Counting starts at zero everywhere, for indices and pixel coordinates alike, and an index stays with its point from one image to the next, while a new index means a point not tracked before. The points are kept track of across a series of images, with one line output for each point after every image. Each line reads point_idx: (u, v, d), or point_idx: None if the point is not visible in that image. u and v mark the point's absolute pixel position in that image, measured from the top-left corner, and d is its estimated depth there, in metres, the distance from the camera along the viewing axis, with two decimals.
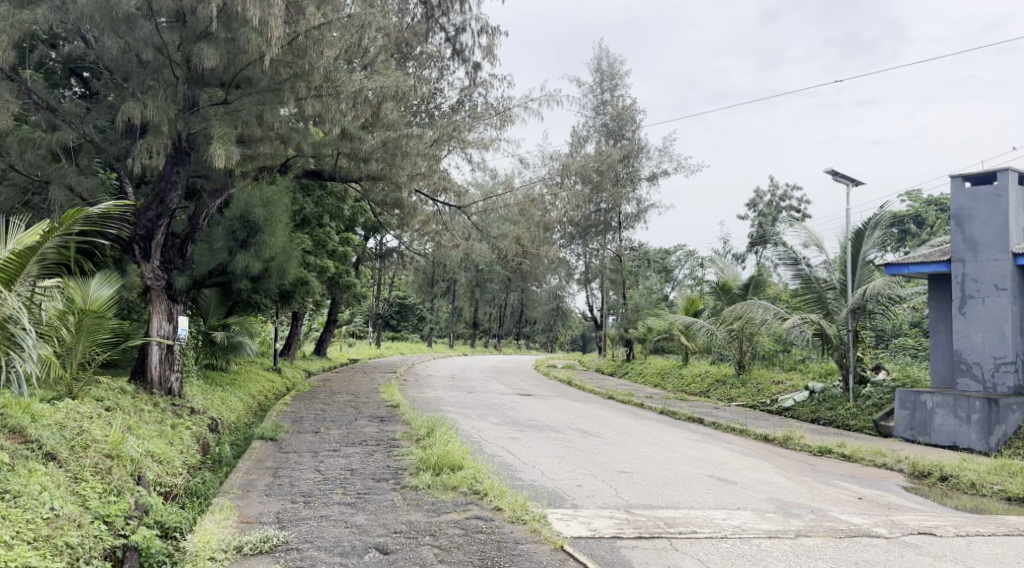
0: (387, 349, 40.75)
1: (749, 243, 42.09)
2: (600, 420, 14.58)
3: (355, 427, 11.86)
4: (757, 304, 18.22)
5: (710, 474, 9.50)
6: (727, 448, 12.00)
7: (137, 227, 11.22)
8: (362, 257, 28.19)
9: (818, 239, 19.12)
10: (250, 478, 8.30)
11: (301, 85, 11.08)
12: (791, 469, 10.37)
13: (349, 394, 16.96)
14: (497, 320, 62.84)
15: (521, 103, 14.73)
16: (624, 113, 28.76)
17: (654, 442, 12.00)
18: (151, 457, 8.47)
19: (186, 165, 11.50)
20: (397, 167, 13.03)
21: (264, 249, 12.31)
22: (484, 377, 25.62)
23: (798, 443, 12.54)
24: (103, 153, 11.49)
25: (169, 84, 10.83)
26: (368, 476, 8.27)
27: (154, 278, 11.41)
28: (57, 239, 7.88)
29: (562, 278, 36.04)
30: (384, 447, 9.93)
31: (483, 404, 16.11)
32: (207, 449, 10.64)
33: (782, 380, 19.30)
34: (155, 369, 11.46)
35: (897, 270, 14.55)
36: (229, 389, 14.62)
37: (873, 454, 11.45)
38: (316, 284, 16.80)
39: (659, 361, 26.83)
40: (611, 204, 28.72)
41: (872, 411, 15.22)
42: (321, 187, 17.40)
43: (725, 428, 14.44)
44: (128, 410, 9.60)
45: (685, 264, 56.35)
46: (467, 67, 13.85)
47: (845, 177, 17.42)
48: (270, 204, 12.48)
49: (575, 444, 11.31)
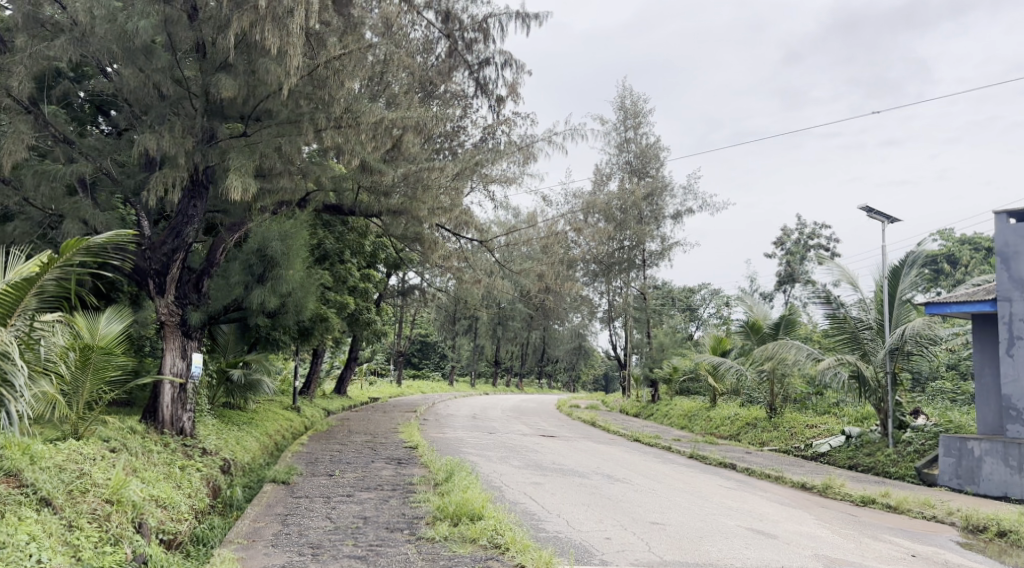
0: (408, 387, 40.30)
1: (776, 281, 41.39)
2: (627, 464, 13.98)
3: (372, 470, 11.39)
4: (789, 344, 17.58)
5: (747, 526, 8.89)
6: (762, 497, 11.35)
7: (152, 262, 10.93)
8: (384, 294, 27.89)
9: (851, 277, 18.52)
10: (257, 526, 7.84)
11: (320, 115, 10.75)
12: (835, 522, 9.72)
13: (368, 435, 16.48)
14: (520, 359, 62.23)
15: (545, 137, 14.44)
16: (647, 151, 28.43)
17: (685, 489, 11.39)
18: (155, 502, 8.02)
19: (204, 199, 11.23)
20: (419, 202, 12.73)
21: (280, 284, 11.76)
22: (506, 417, 25.05)
23: (838, 492, 11.88)
24: (120, 186, 11.23)
25: (187, 116, 10.58)
26: (382, 525, 7.78)
27: (168, 313, 11.10)
28: (57, 271, 7.59)
29: (584, 317, 35.53)
30: (400, 492, 9.44)
31: (505, 446, 15.55)
32: (218, 492, 10.20)
33: (816, 424, 18.57)
34: (167, 409, 11.06)
35: (937, 310, 13.94)
36: (245, 429, 14.17)
37: (921, 505, 10.79)
38: (336, 320, 16.46)
39: (686, 402, 26.14)
40: (635, 242, 28.27)
41: (913, 458, 14.48)
42: (342, 223, 17.17)
43: (759, 474, 13.78)
44: (134, 451, 9.19)
45: (710, 303, 55.55)
46: (490, 101, 13.56)
47: (880, 214, 16.89)
48: (290, 237, 11.94)
49: (602, 490, 10.74)
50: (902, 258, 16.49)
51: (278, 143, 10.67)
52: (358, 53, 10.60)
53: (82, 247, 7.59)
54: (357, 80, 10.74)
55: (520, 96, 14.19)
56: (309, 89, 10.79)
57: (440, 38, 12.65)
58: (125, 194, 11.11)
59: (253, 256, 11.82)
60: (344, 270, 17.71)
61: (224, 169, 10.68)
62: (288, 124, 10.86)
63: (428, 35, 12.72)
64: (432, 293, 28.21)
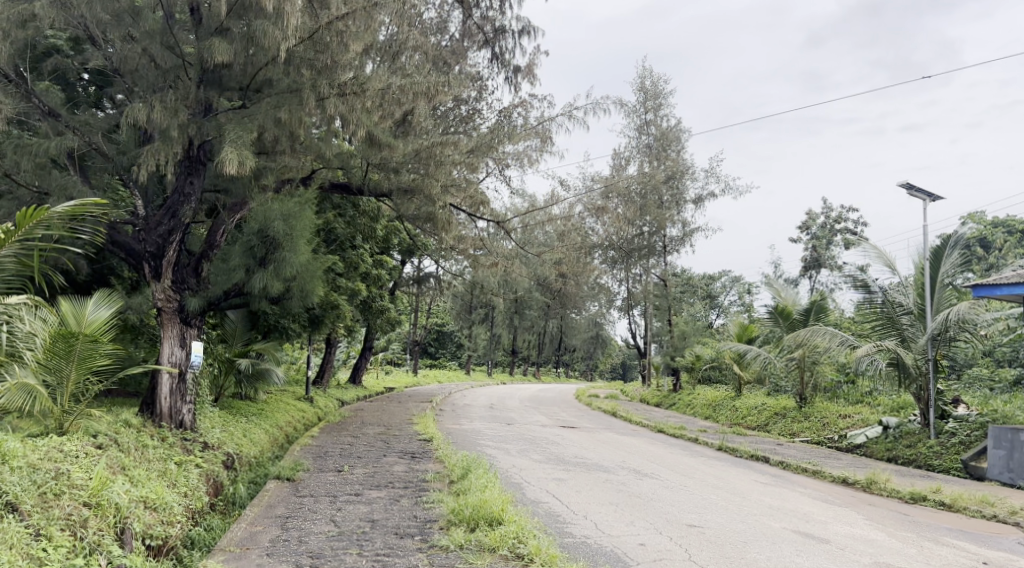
0: (425, 377, 39.51)
1: (802, 267, 40.36)
2: (653, 457, 13.17)
3: (383, 465, 10.66)
4: (822, 330, 16.65)
5: (794, 529, 8.11)
6: (804, 494, 10.51)
7: (147, 243, 10.28)
8: (397, 282, 27.15)
9: (887, 259, 17.54)
10: (253, 530, 7.15)
11: (323, 82, 9.92)
12: (888, 522, 8.95)
13: (381, 426, 15.75)
14: (536, 349, 61.33)
15: (565, 113, 13.65)
16: (668, 133, 27.45)
17: (720, 486, 10.59)
18: (143, 503, 7.29)
19: (201, 176, 10.53)
20: (431, 178, 11.99)
21: (284, 267, 10.91)
22: (524, 407, 24.22)
23: (884, 488, 11.07)
24: (112, 162, 10.51)
25: (180, 86, 9.81)
26: (391, 530, 7.04)
27: (165, 298, 10.40)
28: (16, 244, 7.36)
29: (602, 304, 34.65)
30: (413, 491, 8.71)
31: (523, 438, 14.78)
32: (219, 489, 9.51)
33: (849, 414, 17.64)
34: (166, 401, 10.35)
35: (985, 292, 13.36)
36: (252, 420, 13.45)
37: (978, 503, 9.97)
38: (347, 308, 15.76)
39: (709, 391, 25.25)
40: (655, 227, 27.32)
41: (959, 450, 13.56)
42: (353, 206, 16.42)
43: (794, 468, 12.96)
44: (124, 447, 8.47)
45: (730, 290, 54.42)
46: (506, 73, 12.61)
47: (921, 192, 15.94)
48: (293, 217, 11.10)
49: (629, 487, 9.95)
50: (943, 238, 15.54)
51: (277, 114, 9.90)
52: (362, 13, 9.75)
53: (45, 217, 7.31)
54: (362, 43, 9.93)
55: (536, 75, 13.40)
56: (311, 54, 10.00)
57: (454, 13, 11.97)
58: (117, 171, 10.41)
59: (254, 237, 10.99)
60: (356, 256, 16.98)
61: (222, 143, 9.91)
62: (288, 93, 10.04)
63: (442, 15, 12.09)
64: (448, 281, 27.45)
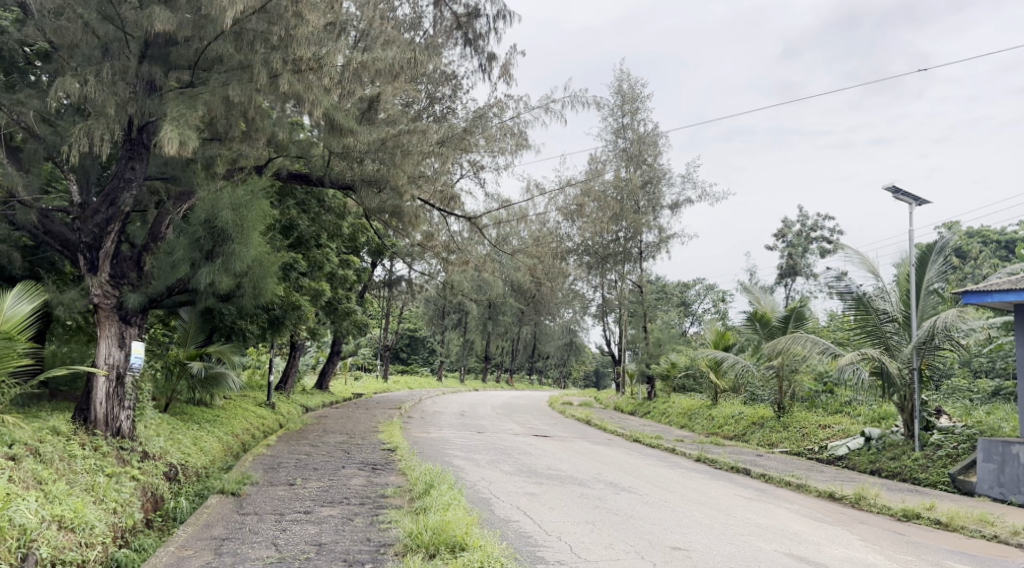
0: (396, 383, 38.44)
1: (777, 274, 39.92)
2: (629, 469, 12.45)
3: (340, 478, 9.82)
4: (802, 337, 15.90)
5: (787, 553, 7.46)
6: (790, 510, 9.86)
7: (82, 233, 9.40)
8: (366, 284, 26.22)
9: (870, 266, 16.96)
10: (182, 556, 6.37)
11: (277, 57, 9.08)
12: (884, 543, 8.32)
13: (344, 434, 14.88)
14: (510, 356, 60.42)
15: (541, 107, 13.02)
16: (645, 138, 26.69)
17: (702, 501, 9.89)
18: (56, 524, 6.44)
19: (144, 161, 9.69)
20: (398, 168, 11.21)
21: (234, 261, 9.84)
22: (495, 415, 23.41)
23: (873, 504, 10.45)
24: (45, 143, 9.63)
25: (121, 61, 9.00)
26: (339, 556, 6.28)
27: (101, 294, 9.53)
28: None
29: (577, 311, 33.93)
30: (369, 508, 7.91)
31: (494, 448, 14.01)
32: (157, 503, 8.68)
33: (829, 424, 17.04)
34: (101, 407, 9.43)
35: (977, 300, 12.79)
36: (205, 428, 12.53)
37: (976, 522, 9.40)
38: (307, 308, 14.87)
39: (684, 400, 24.58)
40: (632, 232, 26.64)
41: (946, 463, 12.99)
42: (318, 203, 15.53)
43: (777, 481, 12.31)
44: (46, 458, 7.58)
45: (703, 298, 53.92)
46: (480, 62, 11.85)
47: (906, 195, 15.44)
48: (244, 206, 10.02)
49: (605, 502, 9.24)
50: (929, 242, 15.02)
51: (227, 91, 9.11)
52: None
53: None
54: (321, 17, 9.08)
55: (512, 75, 12.89)
56: (265, 27, 9.12)
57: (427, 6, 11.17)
58: (50, 153, 9.57)
59: (200, 228, 9.91)
60: (321, 255, 16.10)
61: (164, 123, 9.11)
62: (238, 71, 9.23)
63: (416, 11, 11.24)
64: (419, 285, 26.54)
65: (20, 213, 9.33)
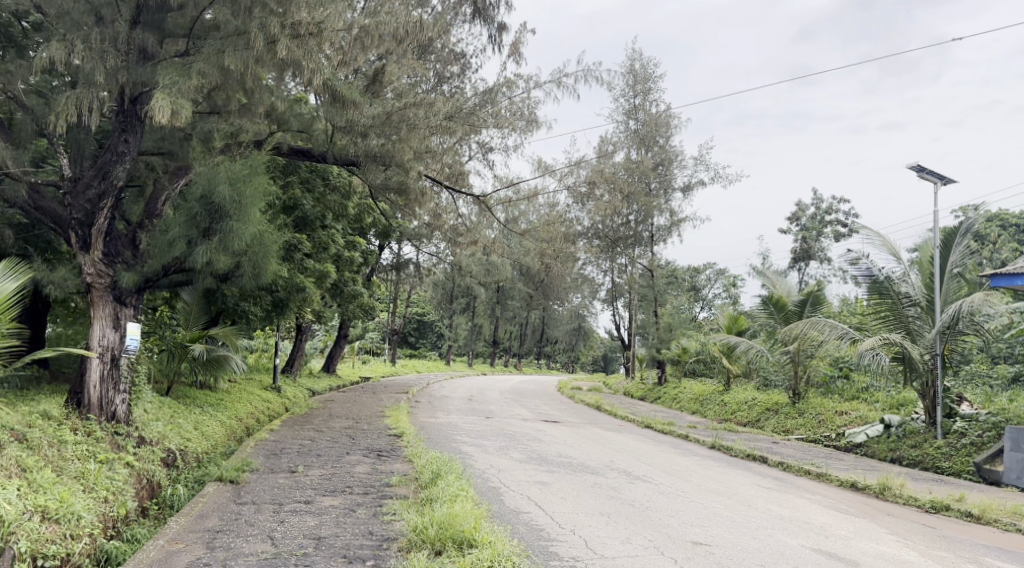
0: (403, 367, 38.09)
1: (792, 258, 39.33)
2: (642, 456, 12.03)
3: (343, 466, 9.43)
4: (821, 321, 15.40)
5: (815, 548, 7.03)
6: (813, 501, 9.43)
7: (72, 210, 8.99)
8: (373, 268, 25.78)
9: (891, 248, 16.41)
10: (172, 550, 6.02)
11: (274, 21, 8.59)
12: (916, 537, 7.89)
13: (349, 419, 14.49)
14: (519, 340, 60.03)
15: (552, 82, 12.53)
16: (658, 119, 26.01)
17: (720, 491, 9.45)
18: (39, 515, 6.07)
19: (138, 134, 9.25)
20: (404, 144, 10.71)
21: (232, 239, 9.38)
22: (504, 399, 23.03)
23: (898, 494, 10.00)
24: (34, 114, 9.22)
25: (111, 28, 8.59)
26: (338, 552, 5.91)
27: (94, 273, 9.14)
28: None
29: (586, 295, 33.44)
30: (372, 498, 7.53)
31: (502, 434, 13.60)
32: (152, 490, 8.32)
33: (845, 410, 16.58)
34: (95, 390, 9.06)
35: (1005, 283, 12.19)
36: (207, 412, 12.17)
37: (1010, 515, 8.95)
38: (313, 290, 14.45)
39: (696, 385, 24.14)
40: (642, 216, 26.07)
41: (970, 452, 12.52)
42: (321, 181, 15.15)
43: (795, 469, 11.86)
44: (34, 445, 7.22)
45: (714, 283, 53.33)
46: (489, 32, 11.34)
47: (931, 174, 14.88)
48: (242, 180, 9.56)
49: (619, 492, 8.83)
50: (955, 223, 14.39)
51: (223, 58, 8.66)
52: None
53: None
54: None
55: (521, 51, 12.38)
56: None
57: None
58: (40, 124, 9.16)
59: (197, 205, 9.44)
60: (326, 236, 15.68)
61: (156, 92, 8.69)
62: (235, 37, 8.79)
63: None
64: (426, 268, 26.09)
65: (8, 187, 8.93)
